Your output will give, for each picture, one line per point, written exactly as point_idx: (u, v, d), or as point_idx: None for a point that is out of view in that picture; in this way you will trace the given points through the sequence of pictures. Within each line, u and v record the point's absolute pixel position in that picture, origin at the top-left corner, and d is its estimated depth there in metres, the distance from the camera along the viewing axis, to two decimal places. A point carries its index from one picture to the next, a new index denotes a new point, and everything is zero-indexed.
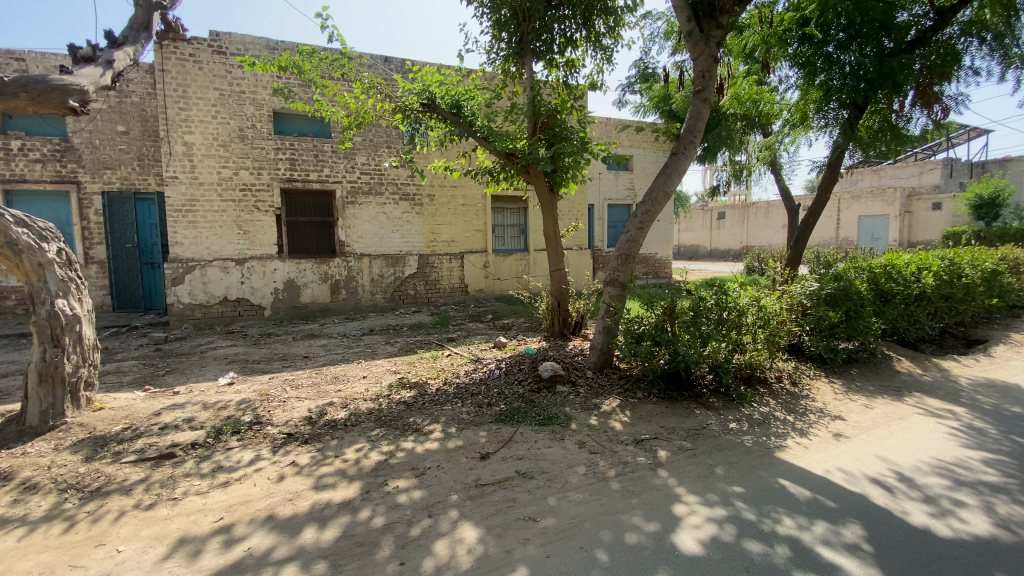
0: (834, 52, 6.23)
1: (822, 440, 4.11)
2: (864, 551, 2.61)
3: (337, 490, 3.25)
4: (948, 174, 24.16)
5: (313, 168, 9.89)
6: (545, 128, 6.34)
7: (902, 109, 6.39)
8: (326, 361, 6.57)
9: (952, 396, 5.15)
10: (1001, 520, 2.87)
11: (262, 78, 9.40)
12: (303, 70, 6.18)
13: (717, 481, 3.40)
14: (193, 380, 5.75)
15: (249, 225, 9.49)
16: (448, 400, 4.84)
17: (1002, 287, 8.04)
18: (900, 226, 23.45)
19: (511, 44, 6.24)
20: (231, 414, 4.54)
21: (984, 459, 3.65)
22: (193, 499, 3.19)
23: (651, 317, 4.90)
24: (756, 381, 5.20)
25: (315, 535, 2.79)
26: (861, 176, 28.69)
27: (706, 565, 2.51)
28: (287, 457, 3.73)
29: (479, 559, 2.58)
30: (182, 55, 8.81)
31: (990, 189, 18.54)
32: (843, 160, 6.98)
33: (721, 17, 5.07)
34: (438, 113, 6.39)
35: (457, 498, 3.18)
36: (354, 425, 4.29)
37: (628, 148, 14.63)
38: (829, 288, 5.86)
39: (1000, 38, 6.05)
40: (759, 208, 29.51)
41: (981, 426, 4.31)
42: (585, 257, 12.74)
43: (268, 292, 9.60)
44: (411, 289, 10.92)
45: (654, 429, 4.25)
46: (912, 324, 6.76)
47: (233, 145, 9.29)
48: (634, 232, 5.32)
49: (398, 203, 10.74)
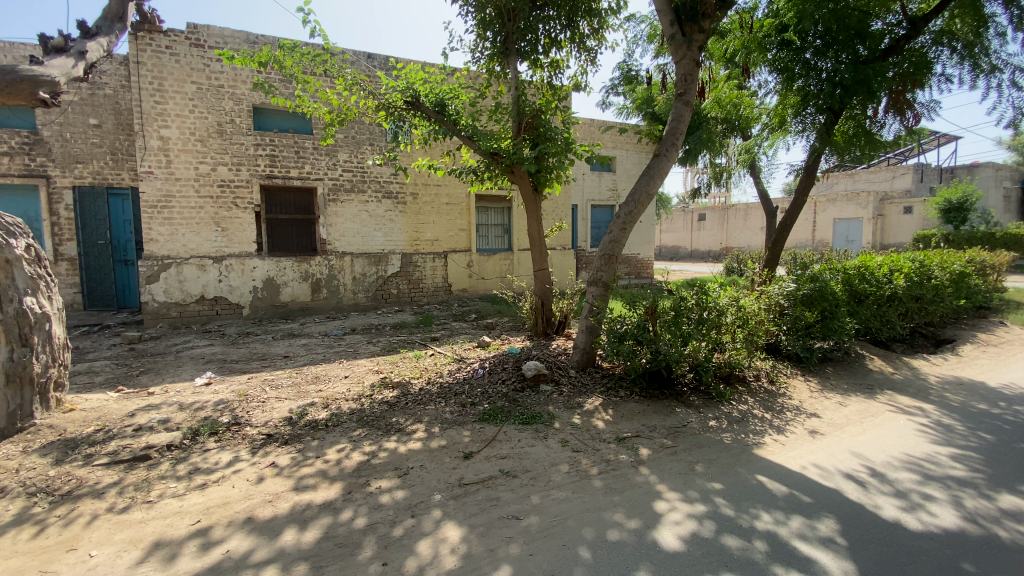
0: (813, 58, 6.39)
1: (798, 437, 4.21)
2: (837, 544, 2.69)
3: (318, 491, 3.22)
4: (918, 179, 24.97)
5: (294, 165, 9.73)
6: (530, 128, 6.37)
7: (876, 115, 6.48)
8: (306, 361, 6.48)
9: (921, 394, 5.32)
10: (968, 513, 2.98)
11: (241, 73, 9.22)
12: (285, 65, 6.07)
13: (697, 478, 3.46)
14: (169, 381, 5.63)
15: (227, 222, 9.30)
16: (431, 400, 4.82)
17: (968, 288, 8.33)
18: (873, 229, 24.15)
19: (496, 43, 6.25)
20: (209, 414, 4.46)
21: (952, 454, 3.79)
22: (169, 501, 3.12)
23: (633, 317, 4.96)
24: (735, 380, 5.30)
25: (295, 536, 2.76)
26: (836, 180, 29.59)
27: (686, 560, 2.55)
28: (267, 459, 3.67)
29: (463, 559, 2.58)
30: (158, 47, 8.60)
31: (959, 194, 19.30)
32: (819, 164, 7.14)
33: (704, 21, 5.12)
34: (422, 111, 6.35)
35: (440, 497, 3.17)
36: (335, 425, 4.26)
37: (612, 149, 14.81)
38: (805, 288, 6.00)
39: (970, 47, 6.23)
40: (739, 210, 30.06)
41: (949, 422, 4.47)
42: (568, 257, 12.86)
43: (247, 290, 9.43)
44: (394, 288, 10.85)
45: (635, 427, 4.30)
46: (884, 324, 6.95)
47: (212, 140, 9.08)
48: (617, 233, 5.37)
49: (380, 201, 10.64)
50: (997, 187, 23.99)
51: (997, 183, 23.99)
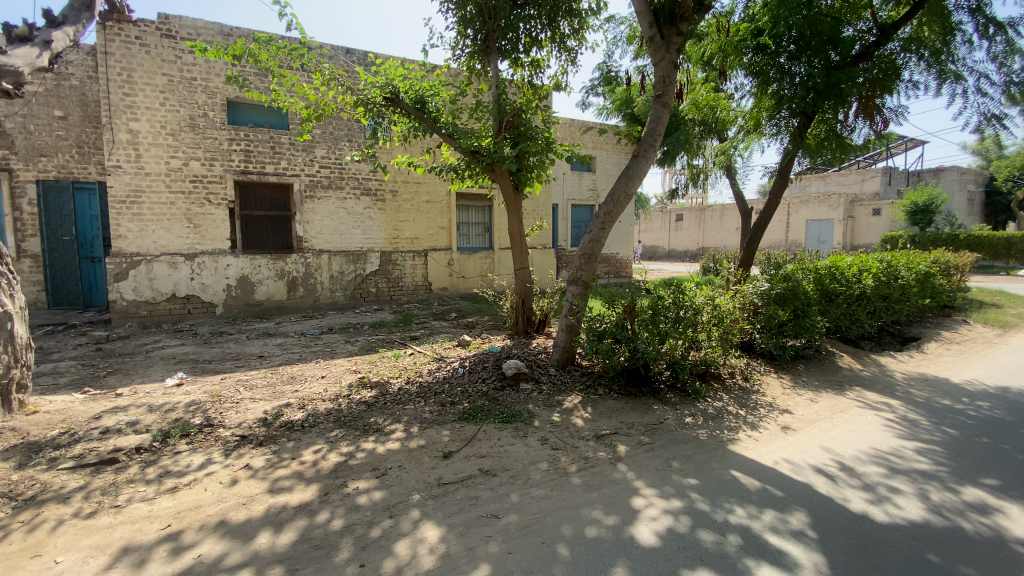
0: (786, 63, 6.54)
1: (771, 432, 4.31)
2: (808, 537, 2.76)
3: (294, 493, 3.17)
4: (886, 182, 25.82)
5: (270, 160, 9.53)
6: (510, 127, 6.37)
7: (847, 119, 6.65)
8: (282, 361, 6.36)
9: (888, 390, 5.51)
10: (932, 505, 3.09)
11: (215, 66, 8.99)
12: (260, 59, 5.94)
13: (673, 474, 3.52)
14: (139, 381, 5.47)
15: (199, 218, 9.05)
16: (411, 399, 4.77)
17: (933, 288, 8.65)
18: (843, 230, 24.85)
19: (476, 41, 6.23)
20: (181, 416, 4.34)
21: (917, 448, 3.94)
22: (137, 506, 3.02)
23: (612, 316, 5.01)
24: (710, 377, 5.40)
25: (270, 539, 2.71)
26: (808, 182, 30.40)
27: (662, 555, 2.59)
28: (241, 460, 3.60)
29: (441, 558, 2.57)
30: (127, 38, 8.33)
31: (925, 197, 19.98)
32: (793, 166, 7.30)
33: (682, 24, 5.20)
34: (401, 108, 6.28)
35: (418, 497, 3.15)
36: (312, 426, 4.19)
37: (591, 149, 14.95)
38: (778, 288, 6.15)
39: (936, 55, 6.45)
40: (715, 211, 30.59)
41: (914, 417, 4.64)
42: (549, 256, 12.90)
43: (220, 289, 9.20)
44: (373, 287, 10.73)
45: (614, 424, 4.35)
46: (853, 322, 7.15)
47: (183, 134, 8.84)
48: (596, 233, 5.41)
49: (359, 198, 10.51)
50: (961, 191, 24.93)
51: (961, 186, 24.92)
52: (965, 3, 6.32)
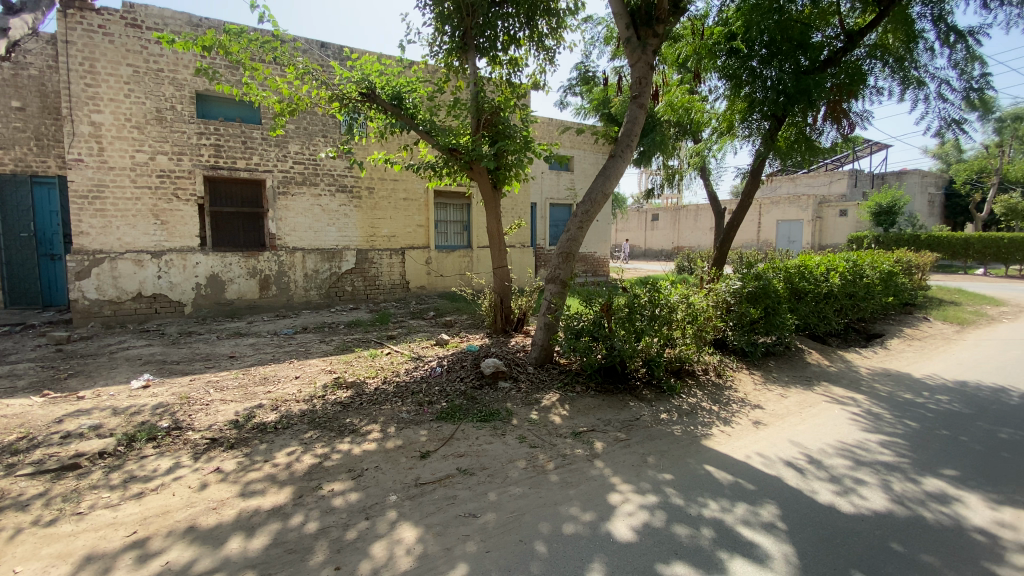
0: (758, 66, 6.69)
1: (743, 427, 4.42)
2: (778, 529, 2.84)
3: (267, 496, 3.10)
4: (852, 184, 26.75)
5: (241, 155, 9.29)
6: (488, 125, 6.34)
7: (815, 122, 6.82)
8: (254, 361, 6.22)
9: (854, 384, 5.72)
10: (895, 495, 3.22)
11: (184, 57, 8.71)
12: (231, 51, 5.76)
13: (648, 469, 3.57)
14: (103, 384, 5.26)
15: (167, 214, 8.76)
16: (387, 399, 4.72)
17: (896, 286, 8.98)
18: (812, 231, 25.61)
19: (454, 38, 6.18)
20: (147, 419, 4.20)
21: (880, 441, 4.09)
22: (101, 512, 2.91)
23: (590, 314, 5.05)
24: (685, 373, 5.50)
25: (242, 544, 2.64)
26: (779, 184, 31.23)
27: (639, 550, 2.63)
28: (211, 464, 3.50)
29: (418, 559, 2.55)
30: (89, 27, 8.02)
31: (889, 198, 20.75)
32: (764, 168, 7.48)
33: (658, 26, 5.27)
34: (378, 104, 6.19)
35: (396, 498, 3.12)
36: (286, 428, 4.10)
37: (570, 149, 15.06)
38: (750, 286, 6.29)
39: (900, 61, 6.66)
40: (690, 211, 31.15)
41: (878, 411, 4.82)
42: (527, 255, 12.93)
43: (189, 287, 8.92)
44: (349, 285, 10.56)
45: (591, 421, 4.39)
46: (821, 319, 7.36)
47: (149, 128, 8.53)
48: (574, 232, 5.44)
49: (334, 195, 10.33)
50: (922, 193, 25.98)
51: (922, 189, 25.98)
52: (928, 12, 6.57)
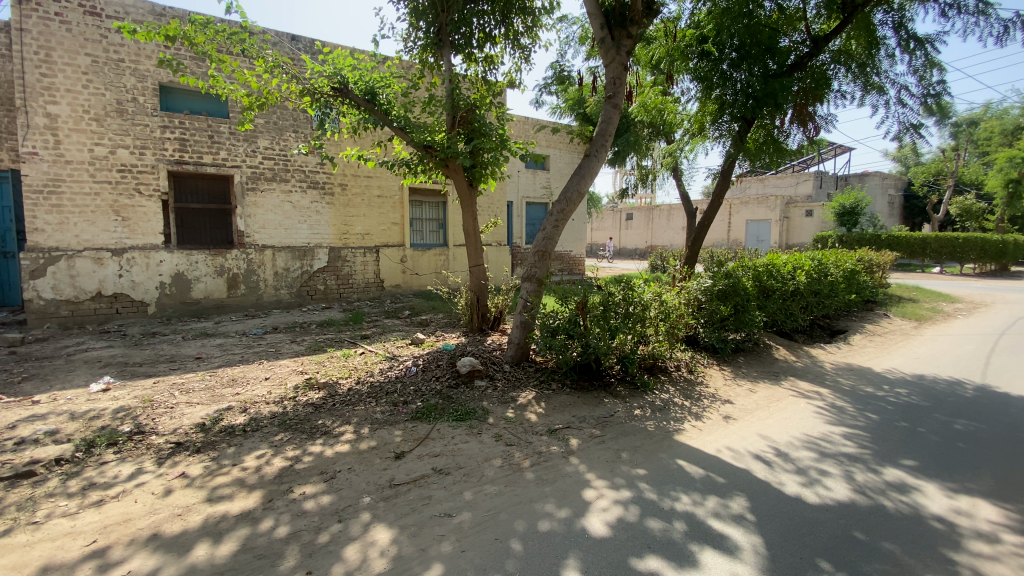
0: (728, 69, 6.83)
1: (714, 422, 4.52)
2: (747, 520, 2.91)
3: (235, 501, 3.01)
4: (818, 185, 27.67)
5: (208, 150, 8.99)
6: (463, 122, 6.29)
7: (783, 125, 7.00)
8: (222, 362, 6.04)
9: (819, 379, 5.92)
10: (857, 486, 3.34)
11: (146, 47, 8.38)
12: (196, 42, 5.57)
13: (622, 465, 3.62)
14: (59, 387, 5.03)
15: (128, 211, 8.42)
16: (361, 400, 4.65)
17: (858, 284, 9.33)
18: (780, 231, 26.37)
19: (429, 34, 6.09)
20: (108, 424, 4.03)
21: (843, 433, 4.24)
22: (57, 521, 2.78)
23: (565, 312, 5.09)
24: (658, 370, 5.60)
25: (209, 551, 2.56)
26: (748, 184, 32.07)
27: (613, 545, 2.66)
28: (176, 469, 3.38)
29: (393, 560, 2.52)
30: (46, 14, 7.65)
31: (852, 199, 21.54)
32: (734, 168, 7.66)
33: (632, 27, 5.33)
34: (350, 99, 6.08)
35: (369, 500, 3.07)
36: (255, 430, 4.00)
37: (545, 147, 15.12)
38: (720, 284, 6.45)
39: (862, 67, 6.89)
40: (663, 211, 31.67)
41: (841, 404, 5.00)
42: (503, 253, 12.92)
43: (152, 286, 8.59)
44: (321, 284, 10.37)
45: (566, 419, 4.42)
46: (788, 316, 7.59)
47: (109, 120, 8.19)
48: (550, 230, 5.45)
49: (305, 191, 10.11)
50: (883, 195, 27.05)
51: (882, 190, 27.05)
52: (889, 19, 6.82)
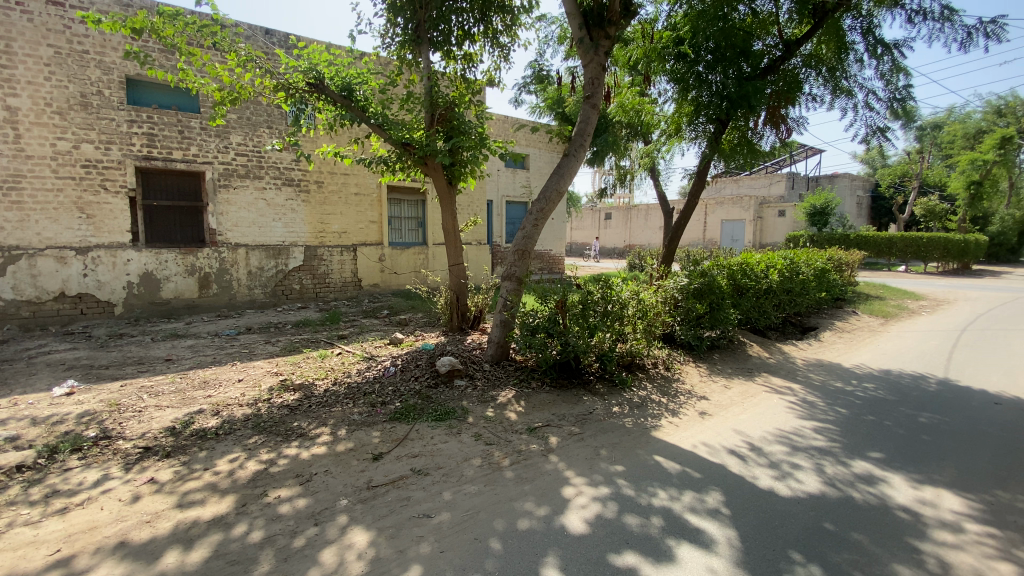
0: (704, 71, 6.95)
1: (690, 418, 4.60)
2: (722, 514, 2.97)
3: (207, 506, 2.94)
4: (790, 186, 28.39)
5: (178, 145, 8.73)
6: (442, 120, 6.24)
7: (756, 126, 7.15)
8: (193, 364, 5.87)
9: (790, 374, 6.09)
10: (827, 478, 3.44)
11: (112, 38, 8.08)
12: (165, 34, 5.39)
13: (601, 462, 3.66)
14: (19, 392, 4.82)
15: (93, 208, 8.12)
16: (338, 401, 4.59)
17: (828, 282, 9.61)
18: (753, 230, 26.98)
19: (407, 31, 6.02)
20: (72, 429, 3.88)
21: (814, 427, 4.37)
22: (19, 530, 2.67)
23: (545, 311, 5.11)
24: (636, 367, 5.67)
25: (179, 558, 2.49)
26: (724, 185, 32.69)
27: (592, 541, 2.68)
28: (145, 474, 3.28)
29: (371, 563, 2.50)
30: (4, 2, 7.32)
31: (822, 200, 22.17)
32: (709, 169, 7.79)
33: (610, 28, 5.38)
34: (327, 95, 5.97)
35: (346, 502, 3.03)
36: (228, 433, 3.91)
37: (525, 147, 15.15)
38: (696, 282, 6.57)
39: (832, 71, 7.10)
40: (641, 211, 32.06)
41: (812, 399, 5.14)
42: (482, 252, 12.90)
43: (119, 286, 8.31)
44: (297, 283, 10.18)
45: (546, 417, 4.44)
46: (761, 314, 7.77)
47: (73, 114, 7.89)
48: (529, 229, 5.46)
49: (280, 188, 9.91)
50: (851, 196, 27.90)
51: (851, 191, 27.91)
52: (858, 25, 7.04)
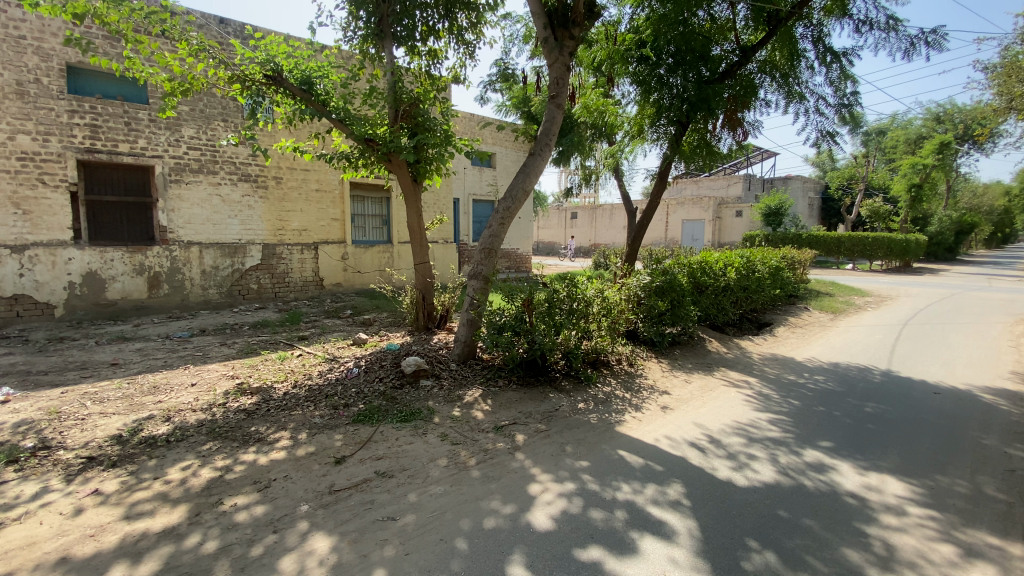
0: (665, 74, 7.12)
1: (653, 413, 4.70)
2: (683, 505, 3.06)
3: (157, 517, 2.80)
4: (747, 188, 29.46)
5: (124, 137, 8.26)
6: (407, 116, 6.15)
7: (714, 129, 7.38)
8: (143, 368, 5.59)
9: (747, 368, 6.33)
10: (781, 467, 3.60)
11: (51, 23, 7.59)
12: (109, 21, 5.09)
13: (566, 458, 3.70)
14: None
15: (30, 203, 7.61)
16: (298, 404, 4.46)
17: (782, 280, 10.02)
18: (712, 230, 27.85)
19: (369, 25, 5.91)
20: (6, 439, 3.62)
21: (769, 418, 4.55)
22: None
23: (511, 309, 5.12)
24: (601, 364, 5.75)
25: (126, 572, 2.37)
26: (685, 186, 33.61)
27: (557, 538, 2.71)
28: (88, 486, 3.10)
29: (333, 569, 2.44)
30: None
31: (776, 201, 23.14)
32: (670, 170, 7.98)
33: (573, 28, 5.42)
34: (285, 88, 5.78)
35: (307, 508, 2.96)
36: (180, 440, 3.74)
37: (491, 145, 15.12)
38: (658, 280, 6.72)
39: (785, 77, 7.36)
40: (605, 211, 32.58)
41: (767, 392, 5.36)
42: (448, 251, 12.81)
43: (60, 287, 7.81)
44: (254, 283, 9.83)
45: (512, 415, 4.45)
46: (720, 311, 8.03)
47: (7, 102, 7.37)
48: (496, 227, 5.45)
49: (236, 184, 9.53)
50: (804, 197, 29.19)
51: (804, 193, 29.22)
52: (809, 33, 7.37)
